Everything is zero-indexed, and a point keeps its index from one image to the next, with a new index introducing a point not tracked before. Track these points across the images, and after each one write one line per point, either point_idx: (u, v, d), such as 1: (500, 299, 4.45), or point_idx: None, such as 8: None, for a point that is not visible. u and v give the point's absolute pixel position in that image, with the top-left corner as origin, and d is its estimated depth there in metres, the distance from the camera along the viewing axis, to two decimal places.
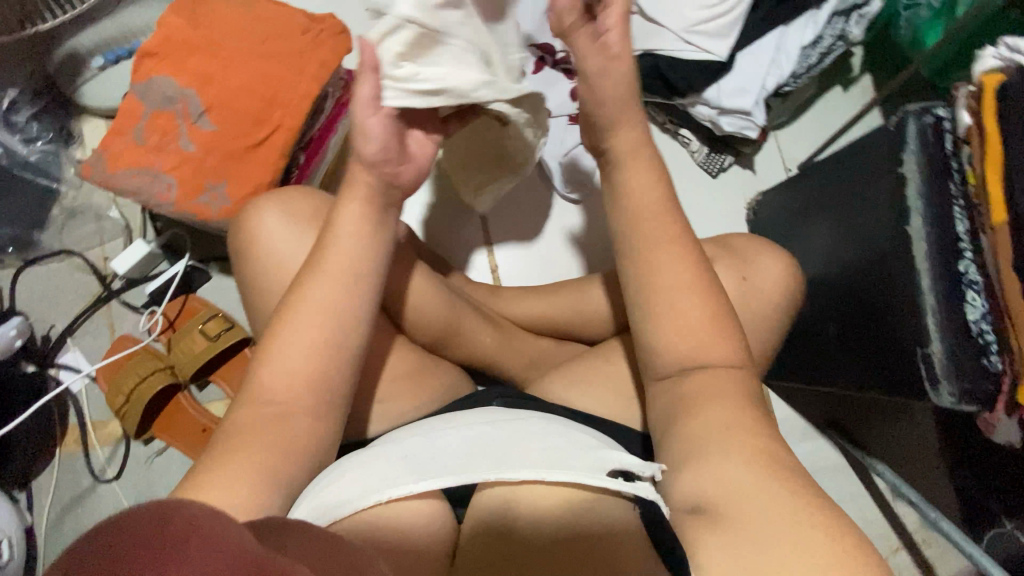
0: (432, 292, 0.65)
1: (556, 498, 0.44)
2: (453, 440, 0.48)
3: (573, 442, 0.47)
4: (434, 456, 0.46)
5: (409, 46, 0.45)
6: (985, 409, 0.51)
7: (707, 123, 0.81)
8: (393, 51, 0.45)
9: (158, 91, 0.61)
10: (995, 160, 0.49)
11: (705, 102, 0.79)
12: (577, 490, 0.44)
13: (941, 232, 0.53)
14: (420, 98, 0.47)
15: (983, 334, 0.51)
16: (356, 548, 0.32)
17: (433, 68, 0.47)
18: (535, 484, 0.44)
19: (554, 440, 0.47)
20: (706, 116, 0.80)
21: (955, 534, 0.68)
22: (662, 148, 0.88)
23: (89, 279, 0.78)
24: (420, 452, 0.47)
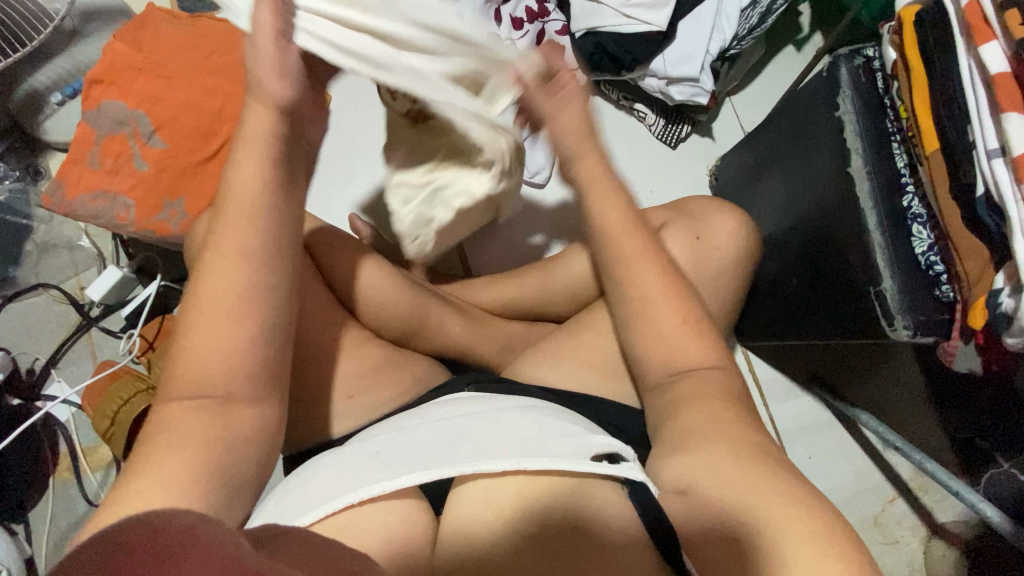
0: (390, 284, 0.67)
1: (541, 492, 0.43)
2: (418, 432, 0.48)
3: (552, 430, 0.47)
4: (402, 447, 0.46)
5: None
6: (942, 339, 0.51)
7: (658, 94, 0.81)
8: None
9: (109, 115, 0.64)
10: (922, 90, 0.49)
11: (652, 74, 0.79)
12: (561, 480, 0.43)
13: (882, 170, 0.54)
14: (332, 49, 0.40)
15: (932, 266, 0.51)
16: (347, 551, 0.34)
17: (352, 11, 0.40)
18: (513, 476, 0.43)
19: (531, 428, 0.47)
20: (655, 86, 0.80)
21: (942, 476, 0.67)
22: (618, 125, 0.89)
23: (68, 310, 0.80)
24: (386, 445, 0.48)
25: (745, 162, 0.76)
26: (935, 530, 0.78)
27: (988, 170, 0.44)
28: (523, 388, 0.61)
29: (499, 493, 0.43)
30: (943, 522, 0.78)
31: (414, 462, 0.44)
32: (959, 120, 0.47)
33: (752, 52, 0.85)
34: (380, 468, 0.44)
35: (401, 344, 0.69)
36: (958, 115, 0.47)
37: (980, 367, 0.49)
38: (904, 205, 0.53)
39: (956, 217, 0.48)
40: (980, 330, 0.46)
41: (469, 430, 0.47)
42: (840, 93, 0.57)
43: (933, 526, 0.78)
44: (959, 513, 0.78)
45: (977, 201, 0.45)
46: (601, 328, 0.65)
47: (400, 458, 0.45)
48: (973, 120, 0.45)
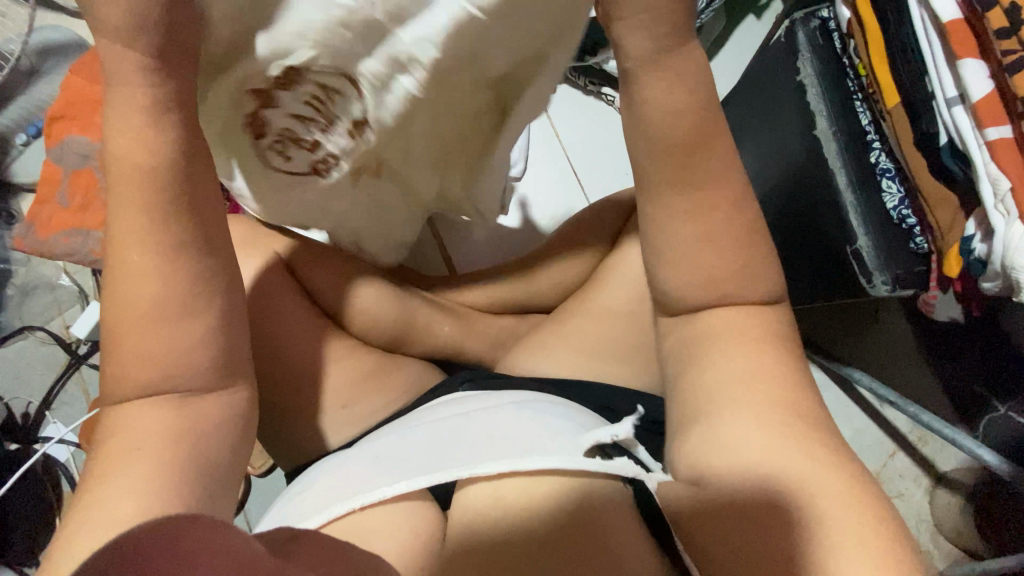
0: (373, 291, 0.66)
1: (544, 487, 0.42)
2: (420, 430, 0.49)
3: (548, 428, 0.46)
4: (402, 454, 0.46)
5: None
6: (922, 290, 0.52)
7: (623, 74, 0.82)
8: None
9: (74, 151, 0.63)
10: (877, 45, 0.50)
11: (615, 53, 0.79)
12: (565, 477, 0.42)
13: (846, 129, 0.55)
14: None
15: (905, 219, 0.52)
16: (361, 555, 0.33)
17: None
18: (512, 478, 0.42)
19: (527, 427, 0.46)
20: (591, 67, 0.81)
21: (941, 425, 0.66)
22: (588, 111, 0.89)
23: (57, 349, 0.80)
24: (383, 452, 0.48)
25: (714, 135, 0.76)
26: (938, 480, 0.79)
27: (949, 119, 0.44)
28: (518, 382, 0.60)
29: (503, 496, 0.42)
30: (946, 471, 0.79)
31: (410, 467, 0.44)
32: (916, 74, 0.47)
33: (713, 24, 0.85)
34: (378, 477, 0.44)
35: (390, 350, 0.68)
36: (913, 67, 0.47)
37: (961, 313, 0.50)
38: (872, 160, 0.54)
39: (922, 167, 0.48)
40: (957, 277, 0.47)
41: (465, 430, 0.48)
42: (799, 57, 0.57)
43: (937, 477, 0.79)
44: (961, 461, 0.79)
45: (942, 151, 0.46)
46: (588, 314, 0.65)
47: (398, 463, 0.45)
48: (929, 71, 0.46)
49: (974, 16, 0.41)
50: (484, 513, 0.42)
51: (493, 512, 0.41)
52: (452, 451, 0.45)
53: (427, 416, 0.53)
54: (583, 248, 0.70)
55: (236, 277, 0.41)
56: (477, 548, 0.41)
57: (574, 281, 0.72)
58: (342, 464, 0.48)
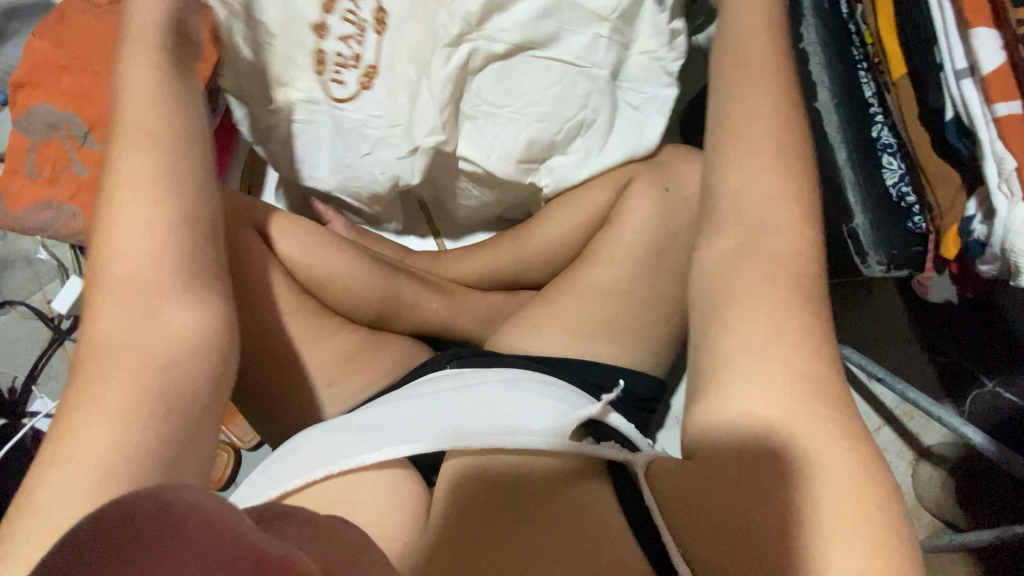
0: (359, 268, 0.65)
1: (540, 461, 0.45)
2: (407, 401, 0.48)
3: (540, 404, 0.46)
4: (388, 423, 0.45)
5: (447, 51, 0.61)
6: (916, 271, 0.51)
7: None
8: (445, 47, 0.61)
9: (39, 120, 0.61)
10: (886, 11, 0.47)
11: None
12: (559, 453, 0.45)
13: (849, 100, 0.52)
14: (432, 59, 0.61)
15: (904, 198, 0.50)
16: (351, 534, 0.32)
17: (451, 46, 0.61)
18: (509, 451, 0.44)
19: (518, 402, 0.46)
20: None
21: (925, 402, 0.67)
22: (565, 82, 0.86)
23: (40, 324, 0.79)
24: (355, 419, 0.47)
25: None
26: (921, 453, 0.80)
27: (957, 93, 0.42)
28: (506, 359, 0.59)
29: (499, 463, 0.44)
30: (929, 445, 0.79)
31: (384, 431, 0.44)
32: (925, 43, 0.44)
33: None
34: (349, 441, 0.43)
35: (377, 327, 0.67)
36: (921, 33, 0.44)
37: (955, 295, 0.49)
38: (873, 135, 0.52)
39: (925, 144, 0.46)
40: (953, 258, 0.46)
41: (443, 400, 0.47)
42: (804, 21, 0.54)
43: (920, 450, 0.80)
44: (945, 436, 0.79)
45: (947, 126, 0.44)
46: (577, 290, 0.63)
47: (372, 428, 0.45)
48: (938, 42, 0.43)
49: None
50: (478, 484, 0.44)
51: (484, 485, 0.44)
52: (429, 421, 0.45)
53: (413, 389, 0.52)
54: (574, 222, 0.68)
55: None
56: (463, 520, 0.43)
57: (565, 256, 0.70)
58: (316, 433, 0.47)
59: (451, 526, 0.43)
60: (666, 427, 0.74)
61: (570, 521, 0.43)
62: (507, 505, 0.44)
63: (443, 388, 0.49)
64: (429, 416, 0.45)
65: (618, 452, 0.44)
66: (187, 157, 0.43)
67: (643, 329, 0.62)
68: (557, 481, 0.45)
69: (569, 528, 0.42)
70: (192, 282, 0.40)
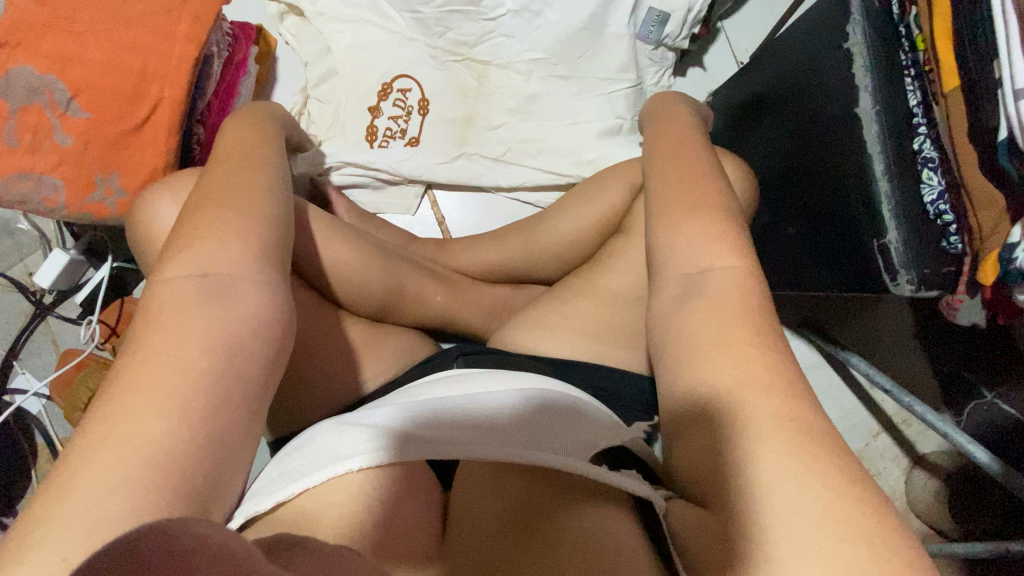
0: (361, 256, 0.61)
1: (549, 478, 0.42)
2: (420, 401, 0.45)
3: (557, 424, 0.44)
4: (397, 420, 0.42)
5: (461, 70, 0.77)
6: (947, 294, 0.49)
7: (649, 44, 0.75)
8: (459, 68, 0.77)
9: (18, 83, 0.56)
10: (945, 17, 0.44)
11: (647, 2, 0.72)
12: (576, 480, 0.41)
13: (892, 109, 0.49)
14: (457, 74, 0.77)
15: (941, 216, 0.48)
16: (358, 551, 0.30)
17: (467, 63, 0.77)
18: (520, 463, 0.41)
19: (535, 418, 0.44)
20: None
21: (930, 416, 0.66)
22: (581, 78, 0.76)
23: (20, 298, 0.76)
24: (359, 416, 0.43)
25: (742, 95, 0.70)
26: (917, 460, 0.80)
27: (1015, 112, 0.39)
28: (516, 361, 0.57)
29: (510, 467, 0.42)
30: (923, 452, 0.80)
31: (409, 429, 0.40)
32: (985, 53, 0.41)
33: None
34: (361, 435, 0.39)
35: (379, 319, 0.64)
36: (981, 47, 0.41)
37: (984, 320, 0.47)
38: (914, 148, 0.49)
39: (972, 162, 0.44)
40: (989, 286, 0.44)
41: (464, 401, 0.44)
42: (849, 21, 0.51)
43: (914, 457, 0.80)
44: (942, 444, 0.80)
45: (999, 145, 0.41)
46: (591, 293, 0.61)
47: (386, 424, 0.41)
48: (1000, 54, 0.40)
49: None
50: (484, 495, 0.43)
51: (495, 497, 0.43)
52: (455, 419, 0.42)
53: (423, 388, 0.48)
54: (590, 220, 0.65)
55: (205, 265, 0.36)
56: (465, 530, 0.42)
57: (578, 254, 0.67)
58: (313, 435, 0.42)
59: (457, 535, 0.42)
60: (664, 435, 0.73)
61: (579, 557, 0.35)
62: (518, 524, 0.40)
63: (458, 390, 0.46)
64: (451, 414, 0.42)
65: (643, 487, 0.37)
66: (208, 175, 0.43)
67: None
68: (564, 496, 0.40)
69: (576, 553, 0.36)
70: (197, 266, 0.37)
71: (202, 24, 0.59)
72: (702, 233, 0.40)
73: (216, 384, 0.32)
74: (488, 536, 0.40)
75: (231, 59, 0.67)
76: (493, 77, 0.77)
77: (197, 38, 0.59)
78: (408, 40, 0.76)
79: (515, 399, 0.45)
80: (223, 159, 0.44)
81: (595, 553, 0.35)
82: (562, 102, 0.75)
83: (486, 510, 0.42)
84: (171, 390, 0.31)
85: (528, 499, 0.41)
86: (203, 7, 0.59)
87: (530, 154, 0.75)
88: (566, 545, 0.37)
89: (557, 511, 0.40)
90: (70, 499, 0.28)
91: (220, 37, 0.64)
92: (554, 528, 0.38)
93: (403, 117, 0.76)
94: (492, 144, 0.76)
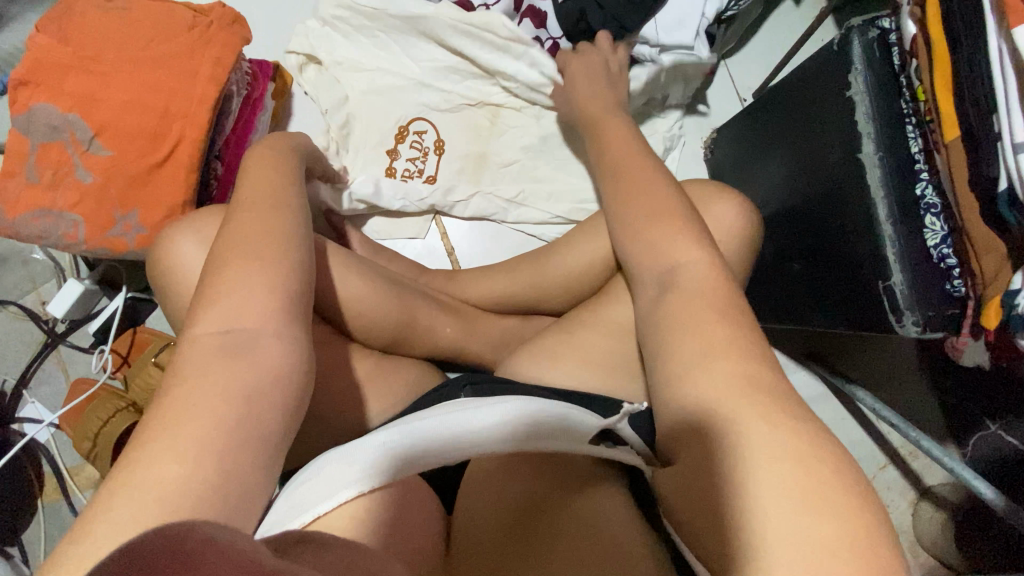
0: (373, 290, 0.62)
1: (541, 474, 0.49)
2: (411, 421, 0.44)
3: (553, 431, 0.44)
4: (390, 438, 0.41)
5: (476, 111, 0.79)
6: (951, 334, 0.50)
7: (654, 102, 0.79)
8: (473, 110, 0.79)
9: (42, 121, 0.57)
10: (944, 72, 0.46)
11: (644, 42, 0.72)
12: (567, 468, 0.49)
13: (895, 155, 0.51)
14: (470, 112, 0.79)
15: (944, 259, 0.49)
16: None
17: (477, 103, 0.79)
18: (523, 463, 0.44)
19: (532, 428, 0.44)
20: (648, 57, 0.74)
21: (935, 449, 0.66)
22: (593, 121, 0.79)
23: (32, 327, 0.76)
24: (364, 440, 0.40)
25: (746, 134, 0.71)
26: (923, 492, 0.80)
27: (1015, 166, 0.40)
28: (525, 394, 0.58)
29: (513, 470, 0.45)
30: (929, 485, 0.80)
31: (411, 449, 0.40)
32: (986, 107, 0.43)
33: (750, 12, 0.78)
34: (375, 461, 0.38)
35: (389, 351, 0.65)
36: (982, 103, 0.43)
37: (988, 362, 0.48)
38: (917, 193, 0.51)
39: (974, 210, 0.45)
40: (993, 330, 0.45)
41: (472, 417, 0.42)
42: (852, 70, 0.53)
43: (921, 489, 0.80)
44: (947, 476, 0.80)
45: (1000, 197, 0.42)
46: (600, 328, 0.62)
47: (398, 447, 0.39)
48: (1000, 110, 0.42)
49: None
50: (481, 498, 0.48)
51: (493, 497, 0.48)
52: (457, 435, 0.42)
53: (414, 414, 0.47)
54: (599, 254, 0.66)
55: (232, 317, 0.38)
56: (468, 531, 0.46)
57: (585, 287, 0.68)
58: (317, 466, 0.39)
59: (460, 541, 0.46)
60: None
61: (585, 536, 0.43)
62: (524, 516, 0.46)
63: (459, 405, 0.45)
64: (461, 430, 0.41)
65: (633, 457, 0.45)
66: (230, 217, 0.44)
67: None
68: (558, 488, 0.48)
69: (584, 533, 0.43)
70: (219, 311, 0.38)
71: (223, 64, 0.60)
72: (714, 278, 0.41)
73: (238, 429, 0.33)
74: (496, 530, 0.46)
75: (250, 95, 0.68)
76: (505, 118, 0.78)
77: (218, 78, 0.60)
78: (424, 84, 0.78)
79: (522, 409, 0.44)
80: (244, 204, 0.46)
81: (595, 530, 0.43)
82: (570, 144, 0.77)
83: (485, 509, 0.47)
84: (195, 435, 0.32)
85: (524, 493, 0.48)
86: (225, 47, 0.61)
87: (541, 193, 0.78)
88: (570, 526, 0.44)
89: (554, 497, 0.47)
90: (94, 544, 0.28)
91: (240, 75, 0.66)
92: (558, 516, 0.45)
93: (420, 158, 0.78)
94: (506, 181, 0.78)
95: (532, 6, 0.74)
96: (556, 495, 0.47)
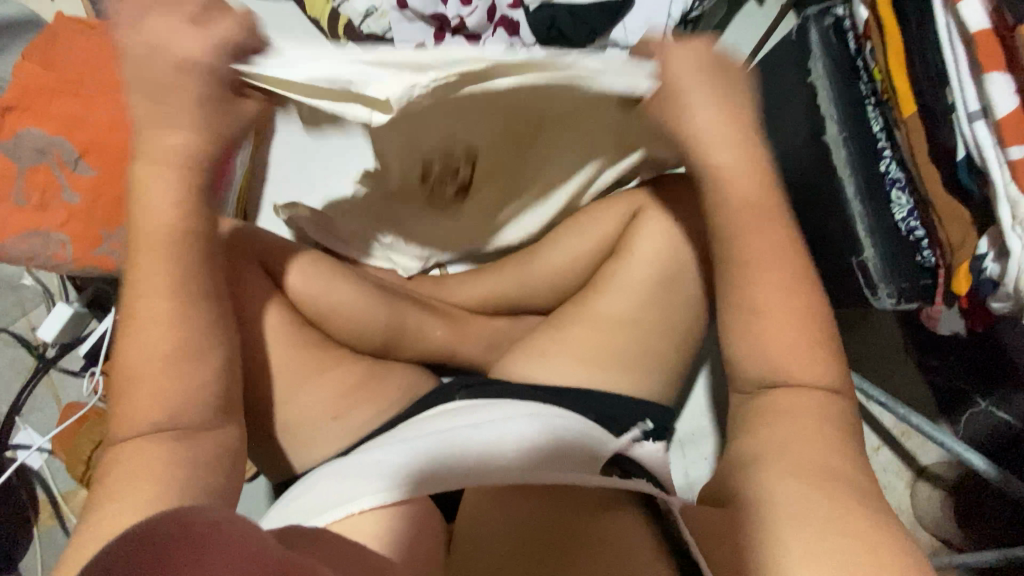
0: (361, 297, 0.62)
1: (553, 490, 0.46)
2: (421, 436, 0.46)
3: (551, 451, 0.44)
4: (397, 456, 0.43)
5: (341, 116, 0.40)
6: (926, 304, 0.51)
7: None
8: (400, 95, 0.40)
9: (29, 145, 0.59)
10: (897, 50, 0.48)
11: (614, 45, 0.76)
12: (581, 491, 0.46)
13: (857, 136, 0.53)
14: None
15: (913, 232, 0.51)
16: None
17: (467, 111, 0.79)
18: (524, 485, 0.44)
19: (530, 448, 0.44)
20: None
21: (926, 425, 0.67)
22: None
23: (23, 352, 0.76)
24: (363, 457, 0.45)
25: None
26: (919, 472, 0.80)
27: (970, 134, 0.42)
28: (515, 391, 0.58)
29: None
30: (925, 464, 0.80)
31: (410, 473, 0.42)
32: (938, 81, 0.45)
33: (715, 11, 0.81)
34: (369, 475, 0.42)
35: (381, 356, 0.65)
36: (935, 76, 0.45)
37: (964, 328, 0.50)
38: (881, 169, 0.53)
39: (936, 179, 0.47)
40: (964, 296, 0.46)
41: (471, 435, 0.45)
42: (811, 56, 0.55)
43: (918, 469, 0.80)
44: (943, 454, 0.80)
45: (958, 164, 0.44)
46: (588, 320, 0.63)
47: (394, 461, 0.43)
48: (951, 82, 0.44)
49: (1005, 27, 0.39)
50: (492, 514, 0.47)
51: (500, 517, 0.46)
52: (456, 457, 0.43)
53: (425, 425, 0.49)
54: (582, 250, 0.67)
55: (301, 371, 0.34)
56: (479, 551, 0.46)
57: (571, 283, 0.69)
58: (320, 483, 0.44)
59: (469, 556, 0.46)
60: (671, 451, 0.75)
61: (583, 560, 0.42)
62: (533, 535, 0.45)
63: (465, 425, 0.46)
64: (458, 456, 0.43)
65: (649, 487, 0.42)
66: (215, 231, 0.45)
67: (652, 356, 0.62)
68: (574, 511, 0.45)
69: (590, 555, 0.42)
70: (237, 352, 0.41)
71: None
72: None
73: None
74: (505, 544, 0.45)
75: None
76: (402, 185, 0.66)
77: None
78: None
79: (519, 426, 0.46)
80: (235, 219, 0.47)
81: (597, 553, 0.42)
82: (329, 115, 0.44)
83: (492, 522, 0.46)
84: None
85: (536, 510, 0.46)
86: None
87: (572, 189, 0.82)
88: (573, 553, 0.43)
89: (564, 515, 0.45)
90: None
91: None
92: (567, 537, 0.44)
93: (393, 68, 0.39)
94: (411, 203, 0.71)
95: (504, 16, 0.76)
96: (567, 513, 0.45)
